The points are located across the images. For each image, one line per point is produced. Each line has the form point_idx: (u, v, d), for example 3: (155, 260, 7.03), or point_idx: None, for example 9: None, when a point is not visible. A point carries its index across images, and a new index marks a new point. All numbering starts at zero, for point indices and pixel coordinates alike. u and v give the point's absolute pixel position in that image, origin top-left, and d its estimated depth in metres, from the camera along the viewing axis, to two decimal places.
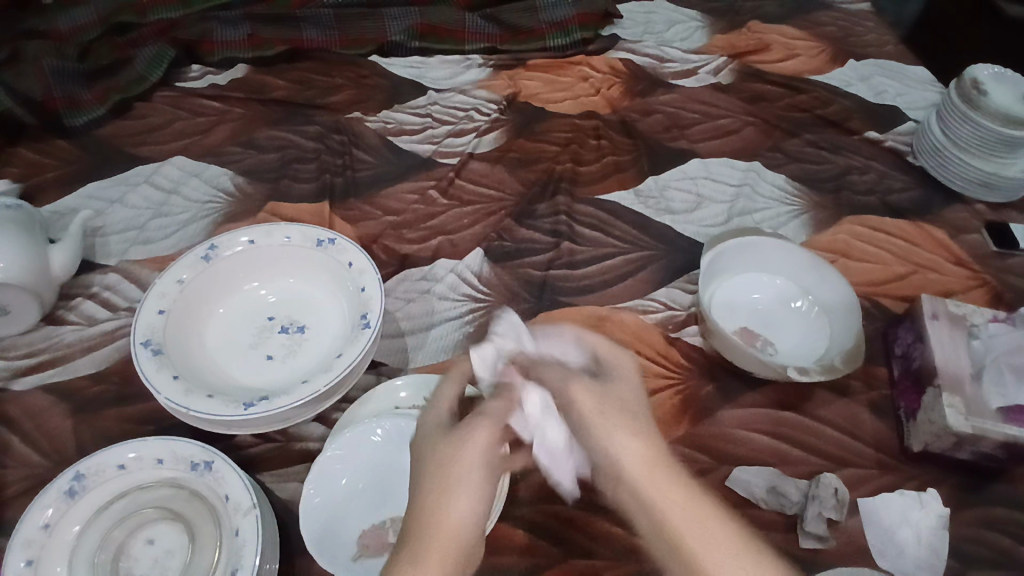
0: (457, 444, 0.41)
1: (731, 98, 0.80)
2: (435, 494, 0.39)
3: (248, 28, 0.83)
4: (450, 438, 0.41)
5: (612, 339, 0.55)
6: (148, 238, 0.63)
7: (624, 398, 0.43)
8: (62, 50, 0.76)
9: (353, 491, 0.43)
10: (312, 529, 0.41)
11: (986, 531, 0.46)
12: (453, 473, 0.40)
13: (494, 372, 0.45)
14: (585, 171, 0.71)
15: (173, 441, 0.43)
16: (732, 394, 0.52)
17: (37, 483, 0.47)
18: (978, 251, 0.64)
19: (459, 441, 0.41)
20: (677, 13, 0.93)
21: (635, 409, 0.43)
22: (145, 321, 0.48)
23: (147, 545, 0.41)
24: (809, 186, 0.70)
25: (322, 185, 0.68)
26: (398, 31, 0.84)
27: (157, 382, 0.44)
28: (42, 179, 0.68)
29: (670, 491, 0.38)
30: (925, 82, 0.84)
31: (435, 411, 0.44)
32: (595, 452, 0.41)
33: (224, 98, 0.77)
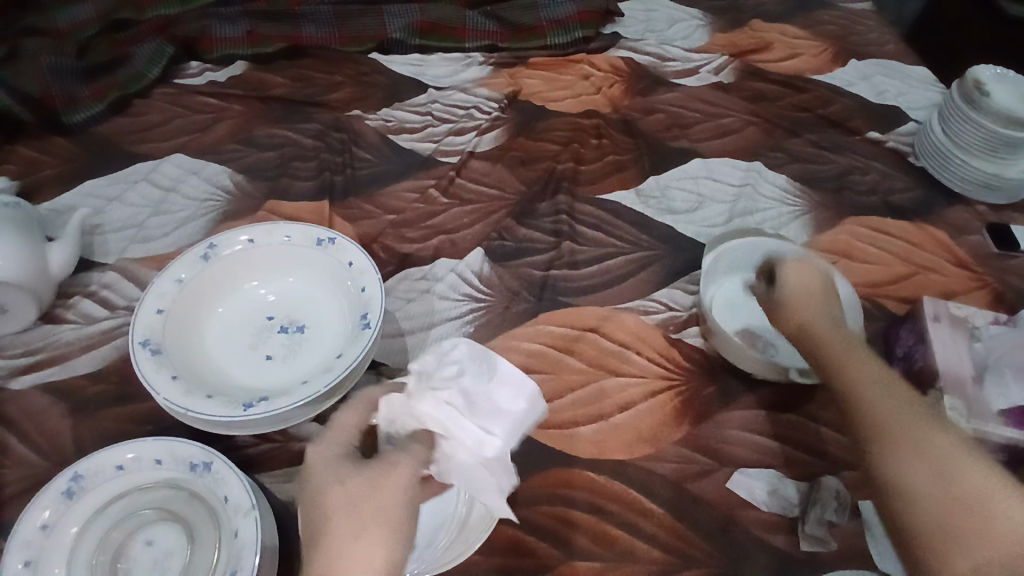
0: (342, 488, 0.37)
1: (732, 97, 0.79)
2: (347, 534, 0.36)
3: (247, 25, 0.82)
4: (346, 485, 0.37)
5: (613, 339, 0.55)
6: (147, 237, 0.63)
7: (377, 492, 0.37)
8: (60, 47, 0.76)
9: None
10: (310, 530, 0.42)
11: None
12: (348, 517, 0.36)
13: (394, 423, 0.40)
14: (585, 170, 0.70)
15: (171, 441, 0.42)
16: (734, 395, 0.52)
17: (35, 483, 0.46)
18: (979, 252, 0.64)
19: (355, 485, 0.37)
20: (678, 11, 0.92)
21: (387, 507, 0.37)
22: (144, 320, 0.48)
23: (146, 546, 0.40)
24: (810, 186, 0.70)
25: (322, 183, 0.68)
26: (398, 28, 0.84)
27: (156, 382, 0.44)
28: (40, 176, 0.67)
29: (902, 453, 0.39)
30: (926, 81, 0.83)
31: (323, 454, 0.39)
32: (314, 502, 0.38)
33: (222, 96, 0.77)
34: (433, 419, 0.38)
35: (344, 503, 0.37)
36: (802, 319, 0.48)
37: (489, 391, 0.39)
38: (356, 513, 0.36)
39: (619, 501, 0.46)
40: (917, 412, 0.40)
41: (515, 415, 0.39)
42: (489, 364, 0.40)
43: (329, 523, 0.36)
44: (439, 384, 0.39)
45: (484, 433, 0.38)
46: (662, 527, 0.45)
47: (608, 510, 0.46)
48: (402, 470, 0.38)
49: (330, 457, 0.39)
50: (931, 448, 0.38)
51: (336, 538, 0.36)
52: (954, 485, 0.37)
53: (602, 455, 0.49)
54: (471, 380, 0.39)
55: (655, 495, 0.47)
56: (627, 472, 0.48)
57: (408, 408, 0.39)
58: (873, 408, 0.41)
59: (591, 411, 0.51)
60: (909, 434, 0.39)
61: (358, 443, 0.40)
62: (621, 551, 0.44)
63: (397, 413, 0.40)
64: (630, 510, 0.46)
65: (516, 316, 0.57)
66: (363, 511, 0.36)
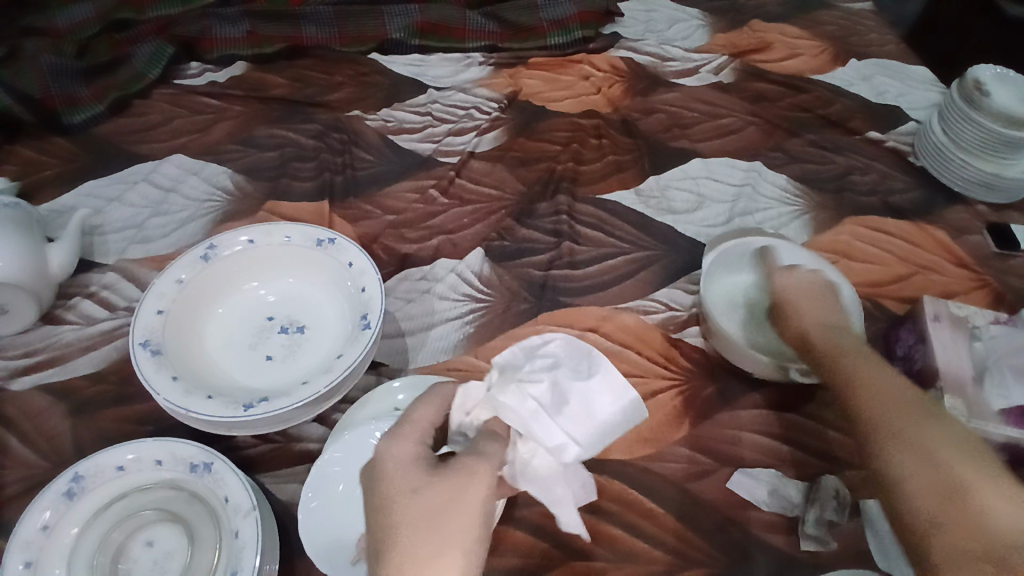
0: (420, 493, 0.32)
1: (732, 98, 0.79)
2: (424, 550, 0.30)
3: (247, 26, 0.82)
4: (421, 494, 0.32)
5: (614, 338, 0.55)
6: (146, 237, 0.63)
7: (458, 492, 0.32)
8: (60, 48, 0.76)
9: (350, 496, 0.43)
10: (312, 539, 0.40)
11: None
12: (425, 525, 0.30)
13: (469, 416, 0.39)
14: (585, 170, 0.70)
15: (171, 442, 0.42)
16: (735, 395, 0.52)
17: (35, 484, 0.46)
18: (979, 252, 0.64)
19: (432, 494, 0.31)
20: (678, 11, 0.92)
21: (468, 515, 0.31)
22: (144, 321, 0.48)
23: (147, 547, 0.40)
24: (810, 186, 0.70)
25: (321, 184, 0.68)
26: (398, 28, 0.84)
27: (156, 383, 0.44)
28: (39, 177, 0.67)
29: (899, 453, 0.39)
30: (926, 82, 0.83)
31: (399, 450, 0.34)
32: (378, 497, 0.32)
33: (222, 96, 0.77)
34: (516, 417, 0.38)
35: (412, 486, 0.32)
36: (802, 326, 0.50)
37: (586, 392, 0.39)
38: (422, 524, 0.30)
39: (619, 502, 0.46)
40: (899, 405, 0.41)
41: (603, 425, 0.39)
42: (584, 363, 0.41)
43: (401, 538, 0.30)
44: (529, 378, 0.40)
45: (569, 439, 0.38)
46: (662, 527, 0.45)
47: (608, 510, 0.46)
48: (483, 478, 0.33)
49: (404, 457, 0.34)
50: (910, 440, 0.39)
51: (406, 545, 0.30)
52: (942, 469, 0.37)
53: (601, 456, 0.49)
54: (566, 376, 0.40)
55: (654, 495, 0.47)
56: (627, 472, 0.48)
57: (487, 400, 0.39)
58: (870, 404, 0.42)
59: None
60: (902, 432, 0.40)
61: (426, 447, 0.35)
62: (622, 550, 0.44)
63: (474, 405, 0.39)
64: (630, 510, 0.46)
65: (516, 316, 0.57)
66: (437, 514, 0.31)
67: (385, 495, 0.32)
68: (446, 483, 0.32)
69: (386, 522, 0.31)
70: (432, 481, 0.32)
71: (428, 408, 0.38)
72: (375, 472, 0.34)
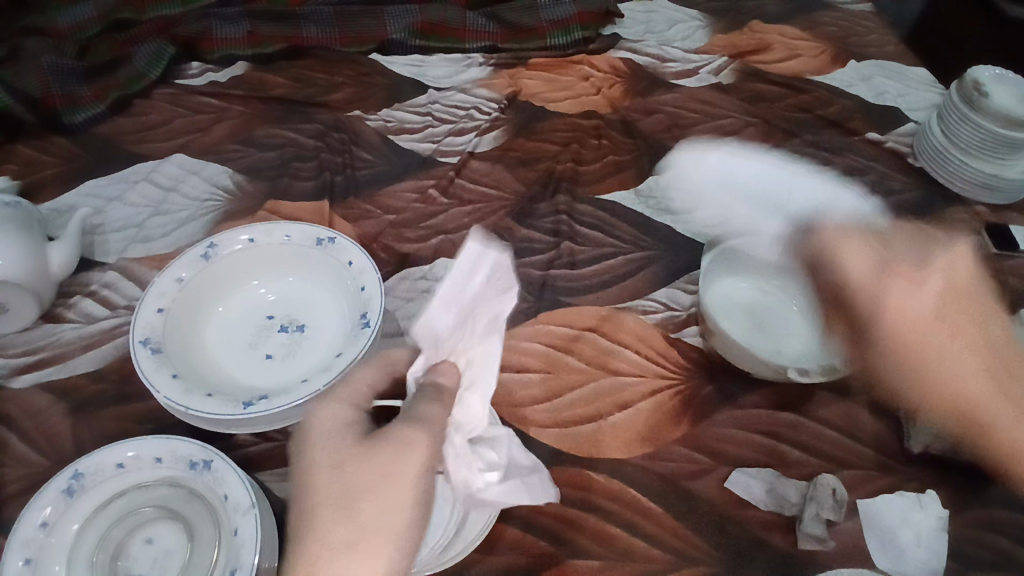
0: (346, 470, 0.37)
1: (732, 98, 0.79)
2: (340, 538, 0.35)
3: (247, 26, 0.82)
4: (343, 471, 0.37)
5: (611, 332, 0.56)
6: (147, 236, 0.63)
7: (387, 471, 0.37)
8: (61, 48, 0.76)
9: None
10: None
11: (988, 533, 0.46)
12: (347, 502, 0.36)
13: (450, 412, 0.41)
14: (585, 171, 0.70)
15: (171, 440, 0.43)
16: (734, 395, 0.52)
17: (35, 482, 0.47)
18: (979, 252, 0.64)
19: (354, 472, 0.37)
20: (677, 12, 0.93)
21: (394, 496, 0.37)
22: (144, 320, 0.48)
23: (146, 544, 0.40)
24: (810, 187, 0.70)
25: (322, 183, 0.68)
26: (398, 29, 0.84)
27: (157, 381, 0.44)
28: (40, 176, 0.68)
29: None
30: (926, 83, 0.83)
31: (334, 417, 0.40)
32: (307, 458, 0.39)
33: (223, 96, 0.77)
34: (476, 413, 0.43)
35: (338, 459, 0.38)
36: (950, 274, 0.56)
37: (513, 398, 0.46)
38: (343, 504, 0.36)
39: (618, 501, 0.46)
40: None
41: None
42: None
43: (322, 514, 0.36)
44: None
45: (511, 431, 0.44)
46: (661, 526, 0.45)
47: (607, 509, 0.46)
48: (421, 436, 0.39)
49: (339, 421, 0.40)
50: None
51: (324, 531, 0.36)
52: None
53: (600, 455, 0.49)
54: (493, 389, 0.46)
55: (653, 494, 0.47)
56: (626, 472, 0.48)
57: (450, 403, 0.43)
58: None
59: (590, 411, 0.51)
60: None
61: (358, 410, 0.41)
62: (622, 549, 0.44)
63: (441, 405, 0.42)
64: (628, 509, 0.46)
65: (515, 315, 0.57)
66: (359, 491, 0.37)
67: (314, 464, 0.38)
68: (373, 460, 0.37)
69: (307, 493, 0.37)
70: (358, 457, 0.38)
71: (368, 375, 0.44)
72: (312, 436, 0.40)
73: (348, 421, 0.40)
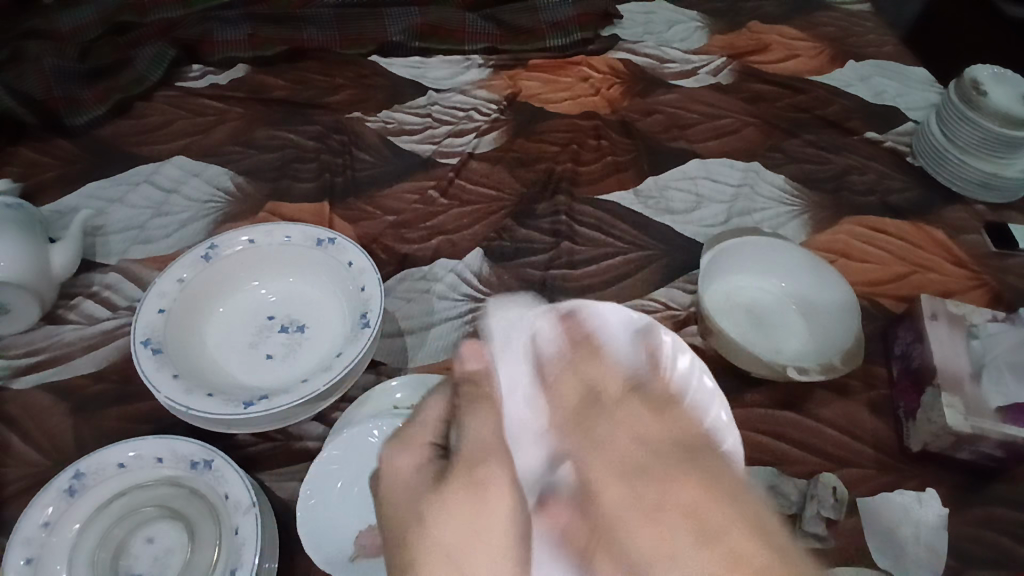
0: (442, 520, 0.28)
1: (731, 99, 0.80)
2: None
3: (248, 28, 0.83)
4: (445, 515, 0.28)
5: (486, 378, 0.33)
6: (148, 237, 0.63)
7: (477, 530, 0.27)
8: (62, 50, 0.77)
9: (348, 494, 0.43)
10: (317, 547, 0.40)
11: (986, 531, 0.46)
12: (439, 552, 0.28)
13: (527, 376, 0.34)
14: (585, 171, 0.71)
15: (172, 440, 0.43)
16: (732, 394, 0.52)
17: (36, 482, 0.47)
18: (978, 252, 0.64)
19: (458, 525, 0.28)
20: (677, 12, 0.93)
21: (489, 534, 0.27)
22: (146, 320, 0.48)
23: (147, 544, 0.41)
24: (809, 186, 0.70)
25: (322, 184, 0.68)
26: (398, 31, 0.85)
27: (157, 380, 0.45)
28: (41, 178, 0.68)
29: None
30: (924, 83, 0.84)
31: (403, 463, 0.32)
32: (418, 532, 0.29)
33: (223, 98, 0.77)
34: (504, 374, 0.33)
35: (417, 512, 0.29)
36: None
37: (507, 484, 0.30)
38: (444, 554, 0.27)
39: None
40: None
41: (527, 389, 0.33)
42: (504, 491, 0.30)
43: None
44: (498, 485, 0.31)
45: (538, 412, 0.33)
46: None
47: None
48: (487, 424, 0.31)
49: (410, 470, 0.32)
50: None
51: None
52: None
53: None
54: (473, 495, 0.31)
55: None
56: None
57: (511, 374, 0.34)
58: None
59: None
60: None
61: (437, 450, 0.32)
62: None
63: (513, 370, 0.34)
64: None
65: None
66: (462, 516, 0.28)
67: (407, 515, 0.30)
68: (465, 480, 0.29)
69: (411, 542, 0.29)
70: (440, 489, 0.29)
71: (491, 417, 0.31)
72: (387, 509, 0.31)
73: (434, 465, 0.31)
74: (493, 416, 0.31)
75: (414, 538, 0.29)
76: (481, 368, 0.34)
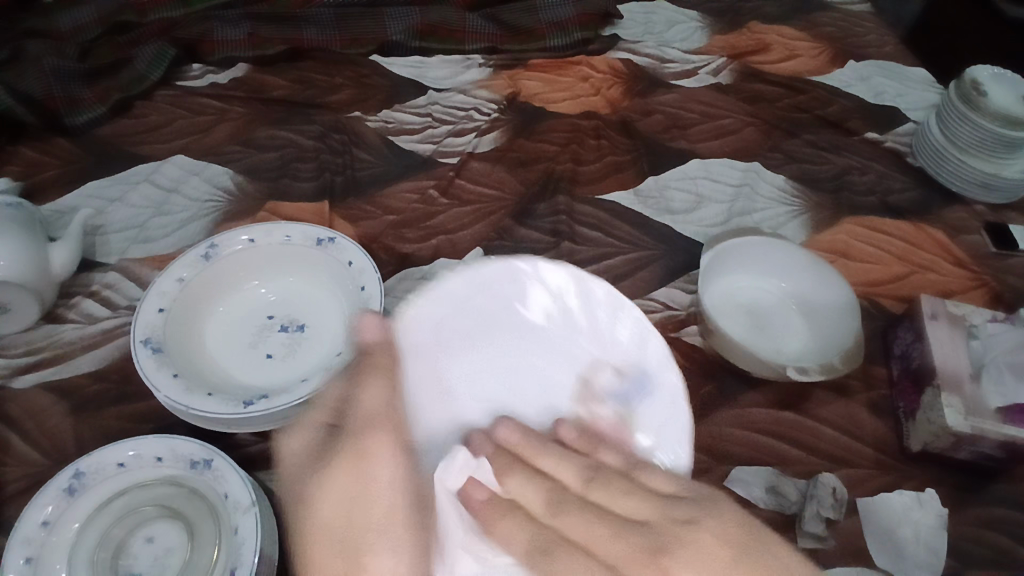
0: (327, 500, 0.33)
1: (731, 99, 0.80)
2: (336, 545, 0.32)
3: (248, 28, 0.83)
4: (324, 495, 0.33)
5: (382, 349, 0.39)
6: (148, 237, 0.63)
7: (354, 503, 0.32)
8: (62, 49, 0.77)
9: None
10: None
11: (986, 531, 0.46)
12: (336, 524, 0.32)
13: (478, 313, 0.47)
14: (585, 171, 0.71)
15: (172, 440, 0.43)
16: (732, 395, 0.52)
17: (36, 482, 0.47)
18: (978, 252, 0.64)
19: (340, 498, 0.32)
20: (677, 12, 0.93)
21: (371, 499, 0.32)
22: (146, 320, 0.48)
23: (147, 543, 0.41)
24: (809, 186, 0.70)
25: (322, 184, 0.68)
26: (398, 31, 0.85)
27: (157, 381, 0.44)
28: (41, 177, 0.68)
29: None
30: (924, 83, 0.84)
31: (293, 447, 0.35)
32: (302, 502, 0.33)
33: (223, 97, 0.77)
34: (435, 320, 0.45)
35: (309, 490, 0.33)
36: None
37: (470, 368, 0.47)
38: (335, 534, 0.32)
39: None
40: None
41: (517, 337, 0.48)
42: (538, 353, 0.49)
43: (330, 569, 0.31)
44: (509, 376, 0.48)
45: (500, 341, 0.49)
46: None
47: None
48: (377, 395, 0.36)
49: (298, 449, 0.35)
50: None
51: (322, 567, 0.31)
52: None
53: None
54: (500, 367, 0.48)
55: None
56: None
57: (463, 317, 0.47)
58: None
59: None
60: None
61: (325, 429, 0.36)
62: None
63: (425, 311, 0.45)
64: None
65: None
66: (349, 492, 0.33)
67: (296, 498, 0.34)
68: (350, 463, 0.33)
69: (296, 520, 0.33)
70: (337, 467, 0.33)
71: (382, 381, 0.37)
72: (285, 487, 0.35)
73: (311, 443, 0.35)
74: (385, 390, 0.36)
75: (299, 509, 0.33)
76: (375, 338, 0.40)
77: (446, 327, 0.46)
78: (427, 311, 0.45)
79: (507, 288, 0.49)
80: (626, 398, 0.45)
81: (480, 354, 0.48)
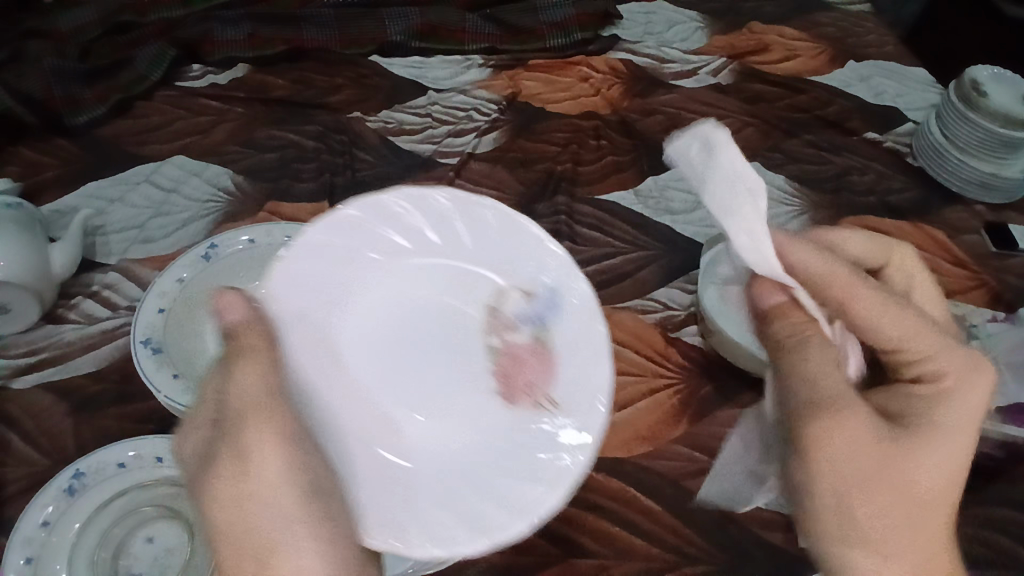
0: (218, 510, 0.35)
1: (731, 98, 0.80)
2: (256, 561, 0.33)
3: (248, 28, 0.83)
4: (217, 507, 0.35)
5: (249, 332, 0.38)
6: (149, 237, 0.63)
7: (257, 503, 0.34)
8: (62, 49, 0.77)
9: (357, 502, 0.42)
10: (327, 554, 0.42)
11: (987, 531, 0.46)
12: (240, 540, 0.34)
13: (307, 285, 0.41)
14: (585, 171, 0.71)
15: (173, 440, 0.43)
16: (732, 394, 0.53)
17: (37, 482, 0.47)
18: (978, 252, 0.65)
19: (226, 504, 0.34)
20: (677, 12, 0.93)
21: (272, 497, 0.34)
22: (145, 319, 0.48)
23: (146, 543, 0.41)
24: (809, 186, 0.70)
25: (323, 184, 0.68)
26: (398, 31, 0.85)
27: (157, 380, 0.46)
28: (41, 178, 0.68)
29: None
30: (924, 83, 0.84)
31: (185, 443, 0.37)
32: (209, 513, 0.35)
33: (223, 98, 0.77)
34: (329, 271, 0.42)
35: (211, 497, 0.35)
36: None
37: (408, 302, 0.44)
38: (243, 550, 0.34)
39: (597, 490, 0.49)
40: None
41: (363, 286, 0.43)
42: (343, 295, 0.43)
43: (242, 570, 0.33)
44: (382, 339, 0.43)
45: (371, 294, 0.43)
46: (661, 525, 0.48)
47: (607, 508, 0.48)
48: (254, 378, 0.37)
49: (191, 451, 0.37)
50: None
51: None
52: None
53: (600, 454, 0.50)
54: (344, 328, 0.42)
55: (654, 494, 0.49)
56: (626, 471, 0.50)
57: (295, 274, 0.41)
58: None
59: None
60: None
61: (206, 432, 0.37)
62: (620, 548, 0.46)
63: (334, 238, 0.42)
64: (629, 509, 0.48)
65: None
66: (240, 494, 0.34)
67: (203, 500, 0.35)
68: (235, 462, 0.35)
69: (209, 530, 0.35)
70: (230, 466, 0.35)
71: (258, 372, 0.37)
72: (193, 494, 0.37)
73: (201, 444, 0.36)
74: (259, 373, 0.38)
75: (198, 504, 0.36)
76: (236, 319, 0.39)
77: (330, 280, 0.42)
78: (286, 270, 0.41)
79: (359, 233, 0.43)
80: (540, 320, 0.44)
81: (365, 296, 0.43)
